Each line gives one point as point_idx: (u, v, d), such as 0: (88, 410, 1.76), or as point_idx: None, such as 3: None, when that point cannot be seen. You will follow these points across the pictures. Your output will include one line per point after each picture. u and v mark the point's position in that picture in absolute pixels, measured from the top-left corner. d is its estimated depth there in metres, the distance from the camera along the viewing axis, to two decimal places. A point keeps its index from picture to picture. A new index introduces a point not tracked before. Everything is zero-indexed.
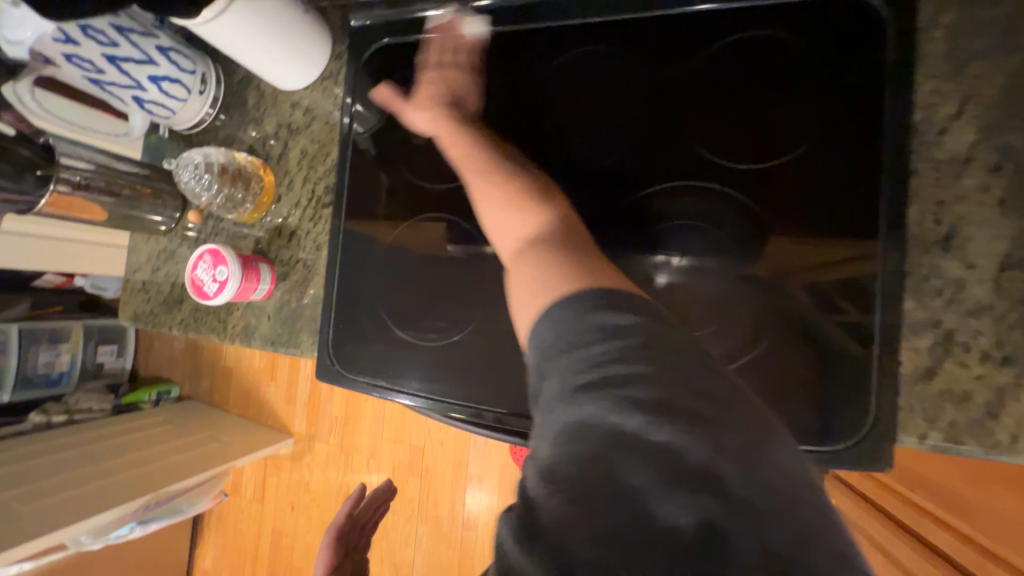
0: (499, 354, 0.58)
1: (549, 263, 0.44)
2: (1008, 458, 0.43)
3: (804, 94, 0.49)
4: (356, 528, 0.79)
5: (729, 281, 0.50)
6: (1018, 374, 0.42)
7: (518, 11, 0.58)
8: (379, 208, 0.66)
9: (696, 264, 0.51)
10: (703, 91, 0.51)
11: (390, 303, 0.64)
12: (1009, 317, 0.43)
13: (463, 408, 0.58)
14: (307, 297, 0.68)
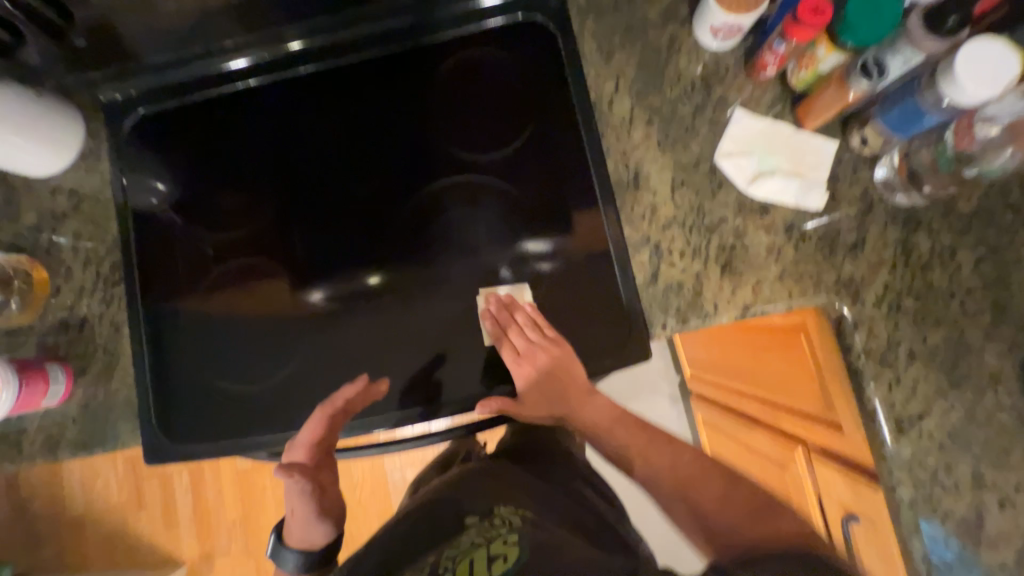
0: (340, 371, 0.63)
1: None
2: (715, 319, 0.58)
3: (537, 93, 0.63)
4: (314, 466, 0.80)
5: (545, 250, 0.62)
6: (702, 259, 0.59)
7: (320, 53, 0.64)
8: (186, 269, 0.66)
9: (536, 246, 0.63)
10: (466, 108, 0.64)
11: (224, 358, 0.64)
12: (686, 221, 0.60)
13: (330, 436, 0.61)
14: (115, 384, 0.63)
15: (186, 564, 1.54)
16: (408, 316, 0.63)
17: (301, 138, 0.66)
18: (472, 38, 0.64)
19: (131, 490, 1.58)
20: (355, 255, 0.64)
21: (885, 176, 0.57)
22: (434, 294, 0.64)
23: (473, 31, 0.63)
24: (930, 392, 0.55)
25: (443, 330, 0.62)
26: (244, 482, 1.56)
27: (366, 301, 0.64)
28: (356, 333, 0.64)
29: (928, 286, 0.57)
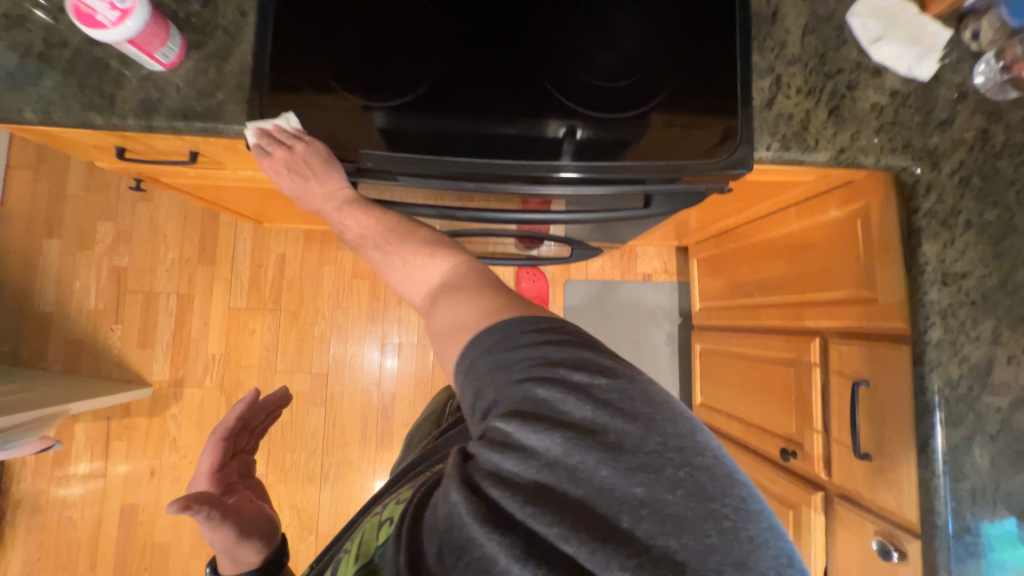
0: (457, 113, 0.62)
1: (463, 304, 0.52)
2: (813, 155, 0.64)
3: None
4: (243, 433, 0.81)
5: (605, 120, 0.62)
6: (813, 100, 0.64)
7: None
8: (288, 9, 0.62)
9: (584, 132, 0.62)
10: None
11: (304, 124, 0.62)
12: (809, 64, 0.65)
13: (431, 158, 0.61)
14: (231, 66, 0.62)
15: (152, 387, 1.48)
16: (519, 85, 0.63)
17: None
18: None
19: (110, 302, 1.51)
20: (418, 69, 0.63)
21: (985, 80, 0.65)
22: (566, 69, 0.63)
23: None
24: (975, 258, 0.63)
25: (512, 132, 0.62)
26: (232, 320, 1.52)
27: (418, 109, 0.62)
28: (479, 84, 0.63)
29: (995, 172, 0.64)
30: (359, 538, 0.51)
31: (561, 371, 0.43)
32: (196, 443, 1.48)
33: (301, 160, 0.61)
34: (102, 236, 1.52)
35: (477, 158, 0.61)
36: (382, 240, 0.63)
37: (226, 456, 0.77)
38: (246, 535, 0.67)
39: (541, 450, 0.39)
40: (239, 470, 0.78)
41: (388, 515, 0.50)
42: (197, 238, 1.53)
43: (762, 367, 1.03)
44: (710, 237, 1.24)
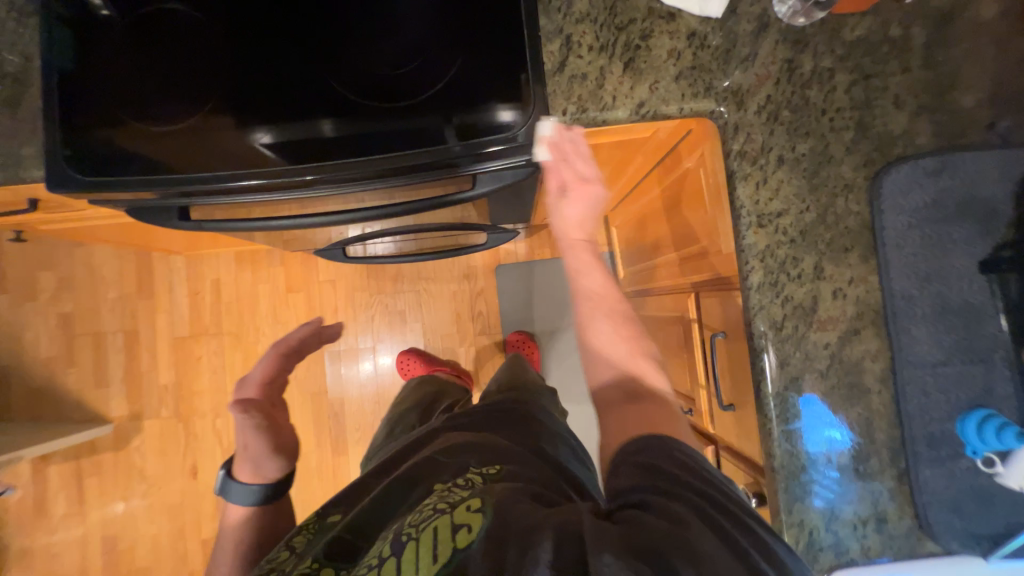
0: (245, 123, 0.62)
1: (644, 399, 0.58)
2: (612, 113, 0.63)
3: None
4: (297, 354, 0.79)
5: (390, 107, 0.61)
6: (607, 55, 0.63)
7: None
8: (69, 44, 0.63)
9: (511, 113, 0.60)
10: None
11: (91, 154, 0.62)
12: (598, 19, 0.63)
13: (225, 172, 0.60)
14: (24, 111, 0.64)
15: (113, 422, 1.54)
16: (306, 87, 0.63)
17: None
18: None
19: (62, 347, 1.56)
20: (205, 85, 0.63)
21: (784, 9, 0.62)
22: (354, 64, 0.63)
23: None
24: (790, 194, 0.61)
25: (297, 133, 0.61)
26: (179, 349, 1.56)
27: (206, 125, 0.62)
28: (267, 91, 0.63)
29: (804, 102, 0.62)
30: (429, 531, 0.47)
31: (670, 453, 0.51)
32: (163, 469, 1.54)
33: (576, 200, 0.67)
34: (44, 285, 1.57)
35: (260, 163, 0.61)
36: (612, 313, 0.66)
37: (279, 374, 0.76)
38: (277, 450, 0.70)
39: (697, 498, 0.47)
40: (285, 391, 0.77)
41: (467, 520, 0.48)
42: (134, 275, 1.57)
43: (663, 328, 1.03)
44: (616, 202, 1.23)
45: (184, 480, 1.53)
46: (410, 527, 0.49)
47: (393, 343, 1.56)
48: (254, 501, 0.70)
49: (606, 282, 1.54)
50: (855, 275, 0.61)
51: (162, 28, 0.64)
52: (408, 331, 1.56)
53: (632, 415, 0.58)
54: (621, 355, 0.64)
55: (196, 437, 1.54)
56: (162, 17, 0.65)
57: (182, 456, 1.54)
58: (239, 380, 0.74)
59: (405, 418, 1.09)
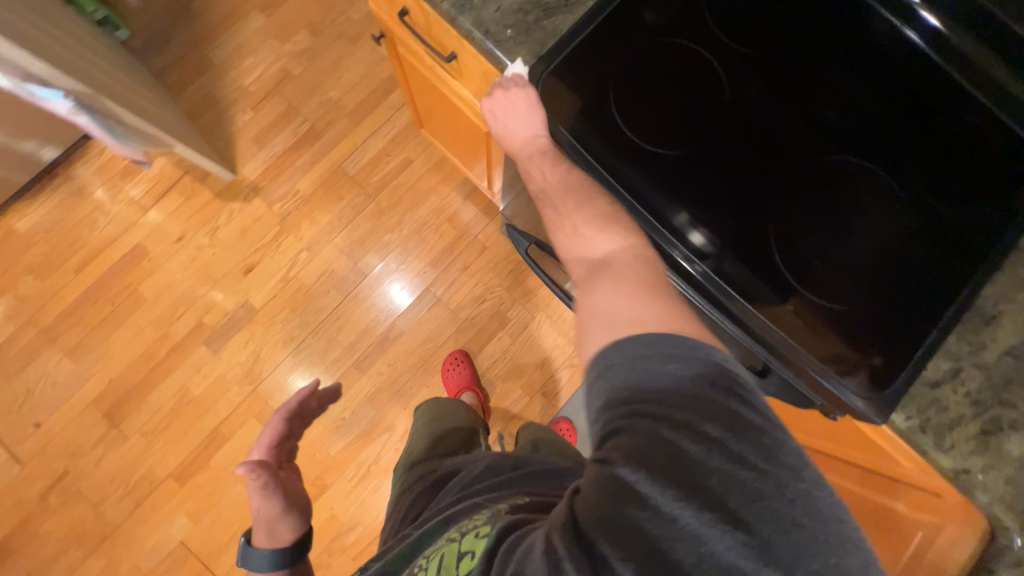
0: (685, 191, 0.65)
1: (640, 295, 0.52)
2: (937, 454, 0.63)
3: (983, 198, 0.68)
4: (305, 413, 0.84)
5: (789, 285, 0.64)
6: (974, 410, 0.63)
7: (852, 19, 0.72)
8: (623, 22, 0.68)
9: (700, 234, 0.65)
10: (914, 157, 0.68)
11: (560, 103, 0.67)
12: (992, 379, 0.64)
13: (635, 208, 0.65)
14: (547, 22, 0.68)
15: (235, 176, 1.55)
16: (748, 212, 0.66)
17: (767, 56, 0.70)
18: (978, 121, 0.69)
19: (261, 90, 1.60)
20: (683, 136, 0.67)
21: None
22: (795, 231, 0.65)
23: (982, 118, 0.69)
24: None
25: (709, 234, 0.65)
26: (332, 177, 1.58)
27: (656, 161, 0.66)
28: (719, 186, 0.66)
29: None
30: (438, 557, 0.53)
31: (644, 366, 0.45)
32: (229, 244, 1.52)
33: (522, 104, 0.65)
34: (297, 40, 1.62)
35: (662, 225, 0.65)
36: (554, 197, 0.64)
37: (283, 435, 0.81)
38: (292, 514, 0.77)
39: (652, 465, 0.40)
40: (292, 449, 0.84)
41: (471, 547, 0.49)
42: (361, 97, 1.61)
43: None
44: None
45: (234, 267, 1.51)
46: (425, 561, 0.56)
47: (476, 333, 1.55)
48: (277, 563, 0.76)
49: None
50: None
51: (696, 72, 0.69)
52: (496, 336, 1.55)
53: (622, 299, 0.52)
54: (588, 244, 0.59)
55: (276, 247, 1.53)
56: (696, 67, 0.69)
57: (252, 249, 1.53)
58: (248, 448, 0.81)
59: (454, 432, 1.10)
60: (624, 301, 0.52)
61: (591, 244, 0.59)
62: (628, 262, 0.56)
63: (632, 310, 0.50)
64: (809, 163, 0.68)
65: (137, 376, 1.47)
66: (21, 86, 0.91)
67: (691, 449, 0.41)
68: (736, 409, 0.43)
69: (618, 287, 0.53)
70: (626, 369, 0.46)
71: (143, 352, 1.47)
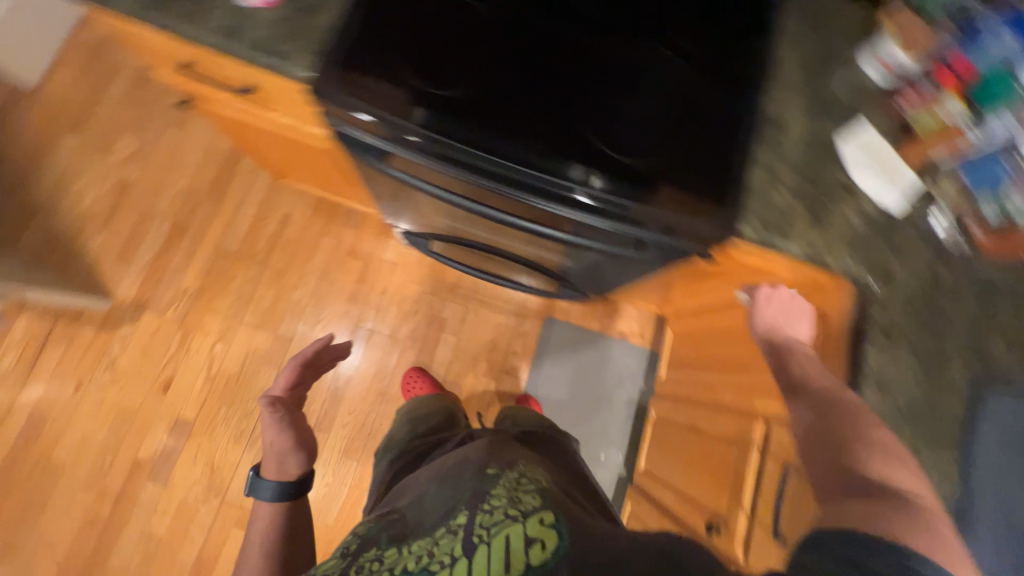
0: (499, 121, 0.70)
1: (899, 509, 0.56)
2: (785, 243, 0.74)
3: (734, 34, 0.79)
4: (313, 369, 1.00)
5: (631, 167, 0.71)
6: (799, 202, 0.75)
7: None
8: None
9: (598, 180, 0.70)
10: (671, 20, 0.78)
11: (357, 85, 0.69)
12: (798, 170, 0.76)
13: (468, 150, 0.69)
14: (315, 22, 0.71)
15: (113, 302, 1.45)
16: (558, 114, 0.71)
17: None
18: None
19: (105, 209, 1.51)
20: (477, 71, 0.71)
21: (945, 234, 0.74)
22: (603, 115, 0.72)
23: None
24: (903, 369, 0.72)
25: (536, 150, 0.70)
26: (216, 261, 1.52)
27: (462, 102, 0.70)
28: (526, 103, 0.71)
29: (935, 305, 0.73)
30: (500, 541, 0.62)
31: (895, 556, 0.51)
32: (134, 370, 1.42)
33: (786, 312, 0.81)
34: (123, 147, 1.55)
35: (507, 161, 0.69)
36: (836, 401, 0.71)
37: (298, 381, 0.96)
38: (299, 446, 0.85)
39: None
40: (302, 396, 0.97)
41: (540, 539, 0.62)
42: (212, 175, 1.57)
43: (705, 438, 1.08)
44: (689, 309, 1.33)
45: (149, 390, 1.41)
46: (482, 532, 0.65)
47: (421, 345, 1.55)
48: (281, 492, 0.82)
49: (637, 373, 1.60)
50: (939, 463, 0.69)
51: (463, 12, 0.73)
52: (441, 339, 1.56)
53: (866, 509, 0.57)
54: (838, 450, 0.66)
55: (186, 352, 1.45)
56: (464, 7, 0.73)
57: (162, 365, 1.43)
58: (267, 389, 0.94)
59: (431, 419, 1.17)
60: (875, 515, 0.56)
61: (853, 459, 0.64)
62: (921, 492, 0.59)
63: (922, 534, 0.53)
64: (591, 57, 0.75)
65: (88, 549, 1.32)
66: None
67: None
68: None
69: (909, 512, 0.56)
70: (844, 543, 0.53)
71: (85, 520, 1.33)
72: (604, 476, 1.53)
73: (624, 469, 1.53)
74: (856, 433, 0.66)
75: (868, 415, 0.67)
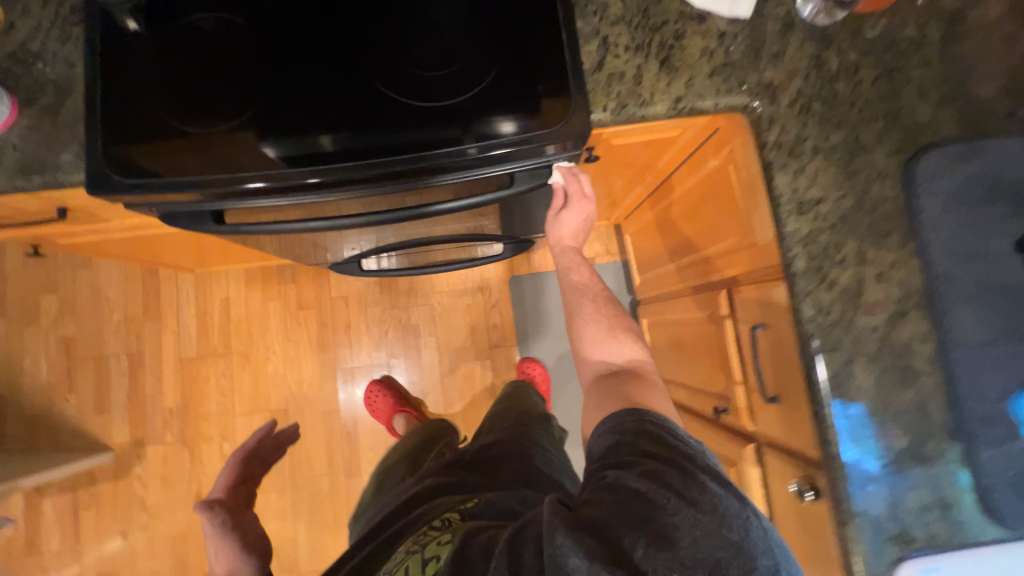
0: (293, 124, 0.62)
1: (626, 380, 0.73)
2: (650, 108, 0.64)
3: None
4: (258, 460, 1.02)
5: (490, 104, 0.62)
6: (642, 54, 0.65)
7: None
8: (120, 53, 0.64)
9: (512, 125, 0.61)
10: None
11: (136, 162, 0.62)
12: (631, 22, 0.66)
13: (276, 172, 0.60)
14: (63, 115, 0.63)
15: (114, 451, 1.48)
16: (355, 92, 0.63)
17: None
18: None
19: (62, 372, 1.51)
20: (253, 88, 0.63)
21: (811, 10, 0.65)
22: (401, 69, 0.64)
23: None
24: (827, 181, 0.63)
25: (349, 137, 0.61)
26: (185, 371, 1.52)
27: (251, 127, 0.62)
28: (312, 94, 0.63)
29: (834, 95, 0.64)
30: (402, 568, 0.59)
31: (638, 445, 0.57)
32: (164, 500, 1.46)
33: (574, 212, 0.80)
34: (46, 308, 1.53)
35: (364, 161, 0.60)
36: (597, 297, 0.85)
37: (237, 481, 0.96)
38: (248, 548, 0.84)
39: (615, 497, 0.50)
40: (249, 492, 0.96)
41: (434, 553, 0.58)
42: (140, 295, 1.54)
43: (688, 327, 1.03)
44: (631, 208, 1.25)
45: (187, 510, 1.45)
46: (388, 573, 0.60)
47: (406, 358, 1.53)
48: None
49: (620, 289, 1.54)
50: (898, 260, 0.62)
51: (205, 32, 0.65)
52: (422, 345, 1.54)
53: (615, 392, 0.70)
54: (596, 340, 0.80)
55: (200, 463, 1.47)
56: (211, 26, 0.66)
57: (186, 483, 1.47)
58: (208, 493, 0.95)
59: (398, 467, 1.09)
60: (614, 388, 0.72)
61: (608, 345, 0.79)
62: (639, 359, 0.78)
63: (647, 394, 0.69)
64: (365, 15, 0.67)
65: None
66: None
67: (640, 487, 0.50)
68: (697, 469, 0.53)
69: (633, 373, 0.74)
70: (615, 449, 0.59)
71: None
72: (582, 460, 1.53)
73: None
74: (596, 316, 0.82)
75: (605, 300, 0.84)
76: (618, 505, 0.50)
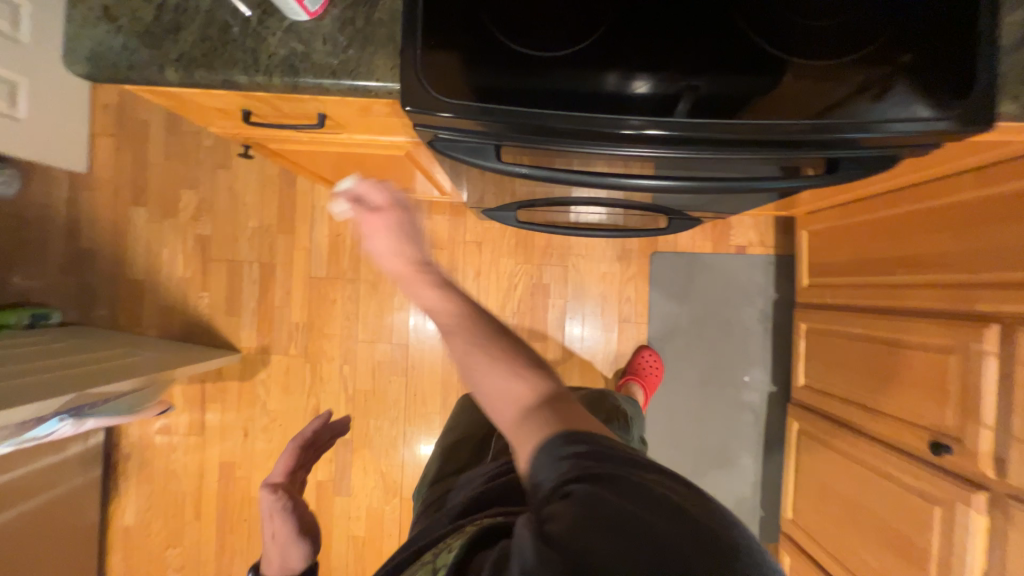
0: (648, 64, 0.53)
1: (550, 419, 0.48)
2: None
3: None
4: (312, 449, 0.83)
5: (912, 74, 0.52)
6: None
7: None
8: None
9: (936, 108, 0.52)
10: None
11: (448, 82, 0.53)
12: None
13: (693, 122, 0.51)
14: (378, 11, 0.56)
15: (241, 353, 1.52)
16: (723, 36, 0.53)
17: None
18: None
19: (197, 269, 1.53)
20: (600, 14, 0.54)
21: None
22: (781, 16, 0.53)
23: None
24: None
25: (729, 89, 0.52)
26: (314, 289, 1.52)
27: (592, 59, 0.53)
28: (669, 32, 0.54)
29: None
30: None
31: (612, 450, 0.45)
32: (285, 407, 1.52)
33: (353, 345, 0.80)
34: (184, 204, 1.53)
35: (757, 119, 0.51)
36: (489, 330, 0.55)
37: (297, 464, 0.79)
38: (302, 535, 0.71)
39: (587, 514, 0.40)
40: (305, 476, 0.81)
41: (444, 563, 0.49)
42: (276, 205, 1.52)
43: (899, 348, 0.95)
44: (831, 204, 1.13)
45: (305, 421, 1.52)
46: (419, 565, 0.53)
47: (531, 315, 1.50)
48: None
49: (766, 285, 1.46)
50: None
51: None
52: (549, 306, 1.50)
53: (560, 416, 0.49)
54: (495, 378, 0.51)
55: (320, 379, 1.52)
56: None
57: (306, 396, 1.52)
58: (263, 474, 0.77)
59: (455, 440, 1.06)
60: (557, 420, 0.48)
61: (501, 384, 0.51)
62: (505, 400, 0.51)
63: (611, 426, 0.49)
64: None
65: None
66: (23, 439, 1.07)
67: (627, 514, 0.40)
68: (663, 485, 0.43)
69: (557, 408, 0.49)
70: (592, 445, 0.45)
71: None
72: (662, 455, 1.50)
73: (773, 386, 1.46)
74: (467, 366, 0.53)
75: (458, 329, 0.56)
76: (600, 532, 0.39)
